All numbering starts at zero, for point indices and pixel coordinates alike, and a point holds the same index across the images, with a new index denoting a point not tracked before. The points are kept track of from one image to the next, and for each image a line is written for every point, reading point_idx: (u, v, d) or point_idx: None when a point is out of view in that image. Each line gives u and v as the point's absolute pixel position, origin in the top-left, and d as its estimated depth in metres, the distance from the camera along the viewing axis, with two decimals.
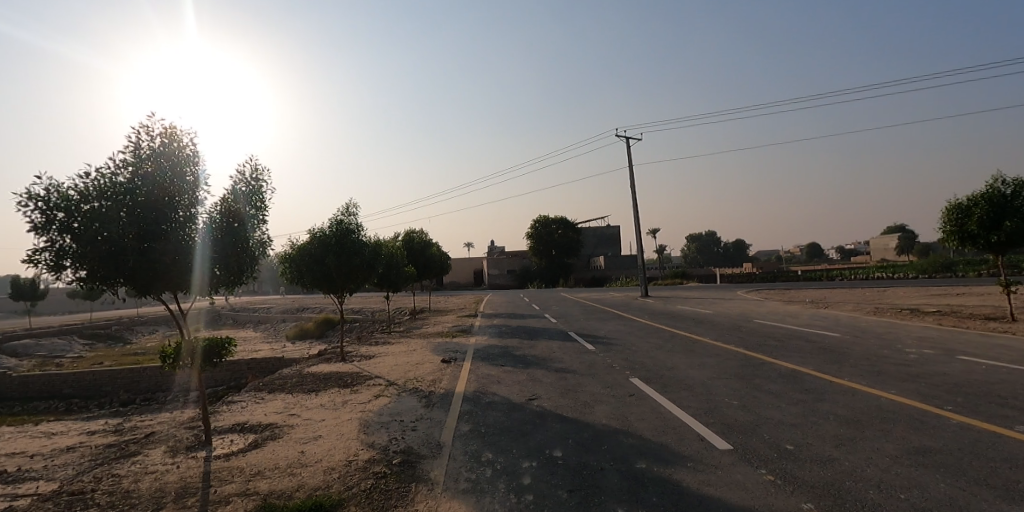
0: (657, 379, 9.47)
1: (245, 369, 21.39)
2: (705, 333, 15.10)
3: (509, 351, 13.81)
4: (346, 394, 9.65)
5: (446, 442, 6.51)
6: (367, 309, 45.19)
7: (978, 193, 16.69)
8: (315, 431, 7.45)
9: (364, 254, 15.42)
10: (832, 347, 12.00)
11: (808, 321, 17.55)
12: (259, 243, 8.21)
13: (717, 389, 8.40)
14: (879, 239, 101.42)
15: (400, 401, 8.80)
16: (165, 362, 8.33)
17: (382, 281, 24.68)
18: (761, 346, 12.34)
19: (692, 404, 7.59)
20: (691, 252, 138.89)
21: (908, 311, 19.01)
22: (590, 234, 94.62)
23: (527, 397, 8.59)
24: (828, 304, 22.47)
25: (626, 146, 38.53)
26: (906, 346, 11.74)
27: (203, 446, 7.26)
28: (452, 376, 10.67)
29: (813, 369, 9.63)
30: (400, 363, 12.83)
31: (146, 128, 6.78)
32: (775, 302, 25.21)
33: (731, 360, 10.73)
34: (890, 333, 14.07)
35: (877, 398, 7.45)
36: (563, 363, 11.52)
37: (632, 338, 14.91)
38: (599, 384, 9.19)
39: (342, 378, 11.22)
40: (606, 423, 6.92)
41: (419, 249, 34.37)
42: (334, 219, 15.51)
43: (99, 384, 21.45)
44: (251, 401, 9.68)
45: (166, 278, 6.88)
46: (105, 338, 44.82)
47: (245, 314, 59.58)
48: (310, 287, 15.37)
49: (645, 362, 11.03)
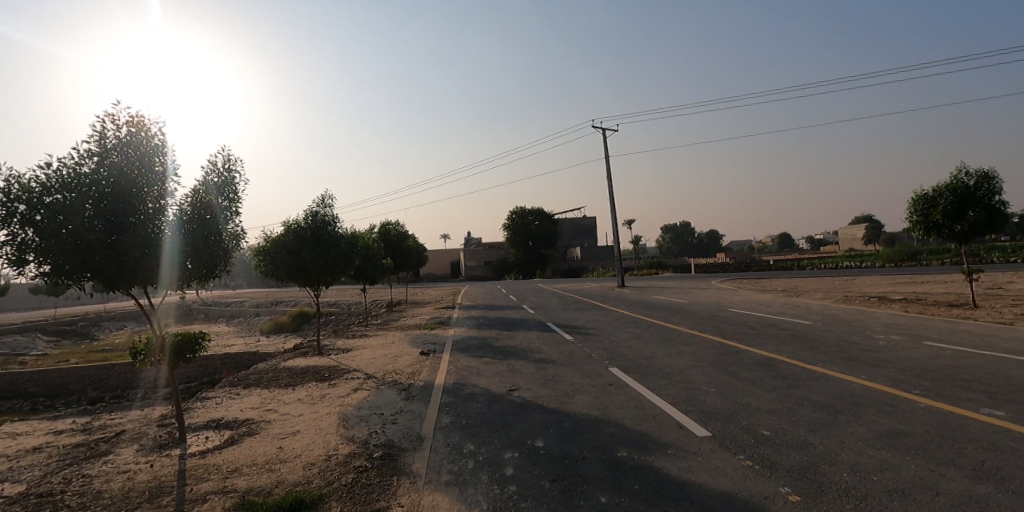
0: (636, 368, 9.59)
1: (219, 365, 20.97)
2: (682, 322, 15.37)
3: (488, 342, 13.84)
4: (324, 388, 9.52)
5: (428, 435, 6.48)
6: (344, 302, 44.73)
7: (942, 184, 17.24)
8: (293, 426, 7.33)
9: (341, 246, 15.20)
10: (805, 335, 12.35)
11: (781, 309, 18.01)
12: (232, 235, 8.00)
13: (695, 377, 8.55)
14: (847, 230, 104.37)
15: (379, 394, 8.72)
16: (135, 359, 8.07)
17: (359, 274, 24.39)
18: (736, 334, 12.62)
19: (670, 392, 7.73)
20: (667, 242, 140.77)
21: (876, 298, 19.66)
22: (567, 225, 94.97)
23: (507, 388, 8.60)
24: (800, 293, 23.09)
25: (603, 138, 38.69)
26: (875, 333, 12.15)
27: (177, 444, 7.09)
28: (432, 368, 10.64)
29: (787, 356, 9.89)
30: (379, 356, 12.72)
31: (112, 116, 6.49)
32: (749, 291, 25.80)
33: (707, 349, 10.93)
34: (859, 320, 14.51)
35: (849, 383, 7.68)
36: (543, 354, 11.57)
37: (610, 328, 15.06)
38: (579, 374, 9.26)
39: (319, 372, 11.07)
40: (587, 412, 6.99)
41: (396, 241, 34.05)
42: (310, 211, 15.21)
43: (65, 382, 20.77)
44: (225, 397, 9.47)
45: (136, 273, 6.66)
46: (71, 334, 43.39)
47: (217, 308, 58.34)
48: (285, 281, 15.08)
49: (624, 351, 11.17)
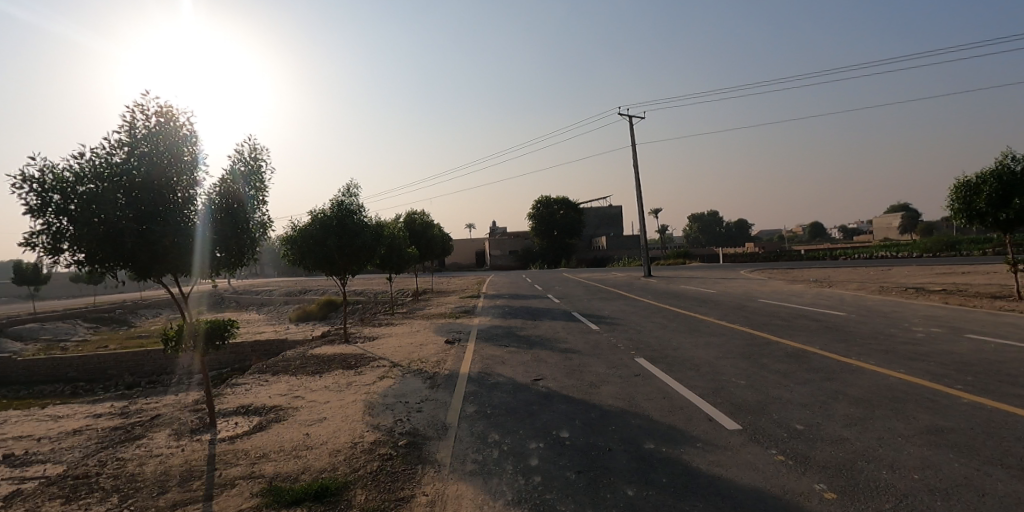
0: (663, 358, 9.41)
1: (249, 352, 21.49)
2: (709, 313, 15.06)
3: (513, 332, 13.80)
4: (351, 376, 9.61)
5: (452, 424, 6.47)
6: (371, 291, 45.39)
7: (986, 170, 16.39)
8: (319, 413, 7.42)
9: (366, 235, 15.29)
10: (838, 326, 11.95)
11: (813, 300, 17.51)
12: (259, 224, 8.08)
13: (724, 369, 8.35)
14: (882, 219, 101.01)
15: (404, 383, 8.76)
16: (168, 345, 8.22)
17: (384, 263, 24.60)
18: (766, 325, 12.29)
19: (699, 384, 7.55)
20: (694, 232, 138.49)
21: (913, 289, 18.92)
22: (591, 215, 94.15)
23: (532, 377, 8.53)
24: (833, 284, 22.43)
25: (630, 124, 38.09)
26: (914, 325, 11.67)
27: (207, 429, 7.24)
28: (457, 357, 10.65)
29: (820, 348, 9.57)
30: (404, 345, 12.80)
31: (141, 107, 6.56)
32: (779, 282, 25.19)
33: (736, 340, 10.67)
34: (896, 312, 13.96)
35: (886, 377, 7.38)
36: (568, 343, 11.46)
37: (636, 318, 14.85)
38: (604, 364, 9.13)
39: (346, 360, 11.19)
40: (613, 403, 6.87)
41: (421, 231, 34.24)
42: (335, 200, 15.32)
43: (104, 367, 21.55)
44: (254, 384, 9.64)
45: (165, 262, 6.77)
46: (110, 321, 45.06)
47: (248, 297, 59.81)
48: (311, 269, 15.27)
49: (650, 342, 10.99)
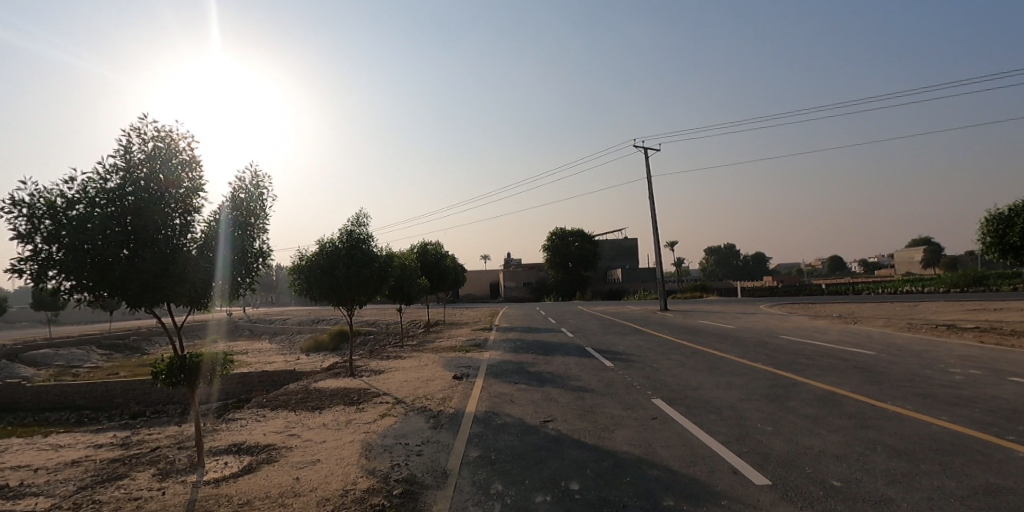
0: (681, 400, 8.83)
1: (256, 382, 21.34)
2: (729, 350, 14.38)
3: (523, 367, 13.28)
4: (351, 412, 9.16)
5: (453, 470, 5.97)
6: (382, 321, 45.12)
7: (1018, 204, 15.70)
8: (313, 454, 6.97)
9: (375, 266, 15.03)
10: (868, 366, 11.22)
11: (838, 337, 16.71)
12: (258, 253, 7.84)
13: (748, 413, 7.75)
14: (904, 253, 98.87)
15: (406, 422, 8.30)
16: (157, 378, 7.69)
17: (394, 293, 24.33)
18: (790, 365, 11.61)
19: (721, 429, 6.97)
20: (710, 265, 136.92)
21: (944, 327, 18.00)
22: (606, 246, 93.65)
23: (541, 419, 8.01)
24: (858, 320, 21.52)
25: (645, 156, 38.02)
26: (950, 366, 10.91)
27: (194, 469, 6.87)
28: (463, 394, 10.17)
29: (851, 391, 8.90)
30: (409, 379, 12.35)
31: (138, 133, 6.50)
32: (802, 317, 24.30)
33: (759, 380, 10.03)
34: (929, 351, 13.18)
35: (928, 426, 6.73)
36: (580, 381, 10.90)
37: (651, 354, 14.23)
38: (619, 404, 8.57)
39: (348, 394, 10.77)
40: (628, 450, 6.33)
41: (434, 261, 34.07)
42: (345, 230, 15.18)
43: (111, 395, 21.36)
44: (251, 419, 9.25)
45: (155, 291, 6.52)
46: (124, 348, 45.27)
47: (262, 326, 59.89)
48: (319, 300, 14.98)
49: (668, 381, 10.39)
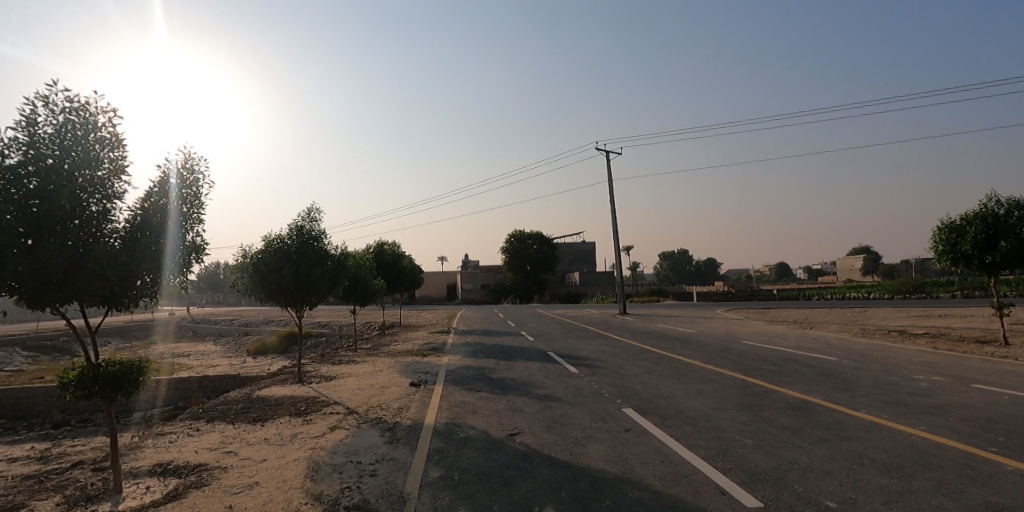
0: (653, 409, 8.42)
1: (196, 388, 19.99)
2: (694, 355, 14.21)
3: (485, 373, 12.65)
4: (298, 425, 8.26)
5: (411, 494, 5.27)
6: (336, 323, 43.43)
7: (970, 213, 16.30)
8: (250, 477, 6.10)
9: (327, 266, 14.07)
10: (834, 373, 11.19)
11: (798, 342, 16.86)
12: (190, 247, 6.84)
13: (724, 423, 7.40)
14: (847, 261, 103.95)
15: (359, 436, 7.50)
16: (64, 392, 5.97)
17: (348, 295, 23.18)
18: (757, 371, 11.46)
19: (700, 443, 6.56)
20: (665, 270, 140.08)
21: (896, 332, 18.54)
22: (566, 250, 94.17)
23: (507, 431, 7.41)
24: (813, 325, 21.99)
25: (607, 160, 38.13)
26: (912, 372, 10.97)
27: (109, 496, 5.87)
28: (421, 403, 9.44)
29: (823, 399, 8.73)
30: (363, 387, 11.48)
31: (45, 101, 5.46)
32: (759, 322, 24.72)
33: (730, 387, 9.76)
34: (887, 357, 13.37)
35: (909, 438, 6.51)
36: (546, 389, 10.38)
37: (616, 360, 13.86)
38: (589, 415, 8.07)
39: (295, 404, 9.83)
40: (604, 467, 5.82)
41: (391, 261, 32.95)
42: (295, 225, 14.13)
43: (30, 403, 19.34)
44: (182, 433, 8.20)
45: (60, 289, 5.48)
46: (50, 350, 41.76)
47: (207, 326, 56.70)
48: (264, 301, 13.88)
49: (637, 389, 9.99)
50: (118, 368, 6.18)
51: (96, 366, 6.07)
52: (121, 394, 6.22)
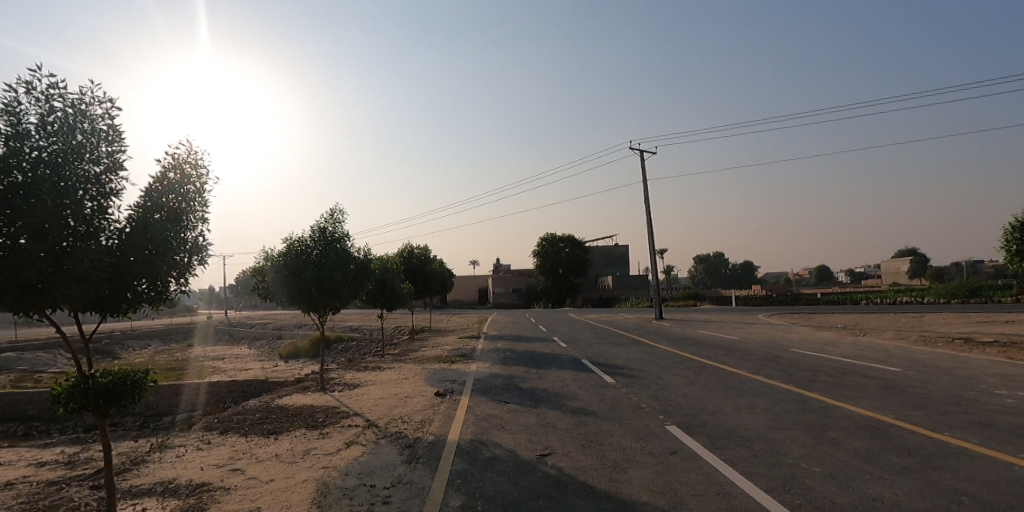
0: (700, 427, 7.55)
1: (225, 393, 19.94)
2: (739, 364, 13.15)
3: (514, 382, 11.93)
4: (312, 440, 7.72)
5: None
6: (366, 327, 43.45)
7: None
8: (253, 500, 5.55)
9: (349, 269, 13.63)
10: (901, 386, 10.02)
11: (853, 350, 15.52)
12: (193, 246, 6.30)
13: (785, 446, 6.49)
14: (893, 263, 99.02)
15: (376, 453, 6.90)
16: (56, 406, 5.47)
17: (376, 299, 22.83)
18: (813, 384, 10.38)
19: (759, 470, 5.68)
20: (699, 273, 136.54)
21: (962, 340, 16.95)
22: (597, 253, 92.54)
23: (537, 451, 6.69)
24: (866, 331, 20.45)
25: (642, 159, 36.80)
26: (994, 387, 9.71)
27: None
28: (445, 416, 8.79)
29: (895, 418, 7.70)
30: (385, 396, 10.93)
31: (30, 89, 5.09)
32: (805, 328, 23.21)
33: (785, 403, 8.77)
34: (959, 368, 12.01)
35: (1014, 470, 5.49)
36: (580, 401, 9.59)
37: (655, 369, 12.91)
38: (629, 433, 7.27)
39: (312, 416, 9.33)
40: (650, 499, 5.04)
41: (419, 265, 32.58)
42: (317, 227, 13.74)
43: None
44: (191, 446, 7.77)
45: (43, 293, 5.06)
46: (94, 352, 43.10)
47: (242, 330, 57.77)
48: (287, 305, 13.55)
49: (680, 403, 9.11)
50: (109, 380, 5.56)
51: (86, 378, 5.48)
52: (114, 408, 5.62)
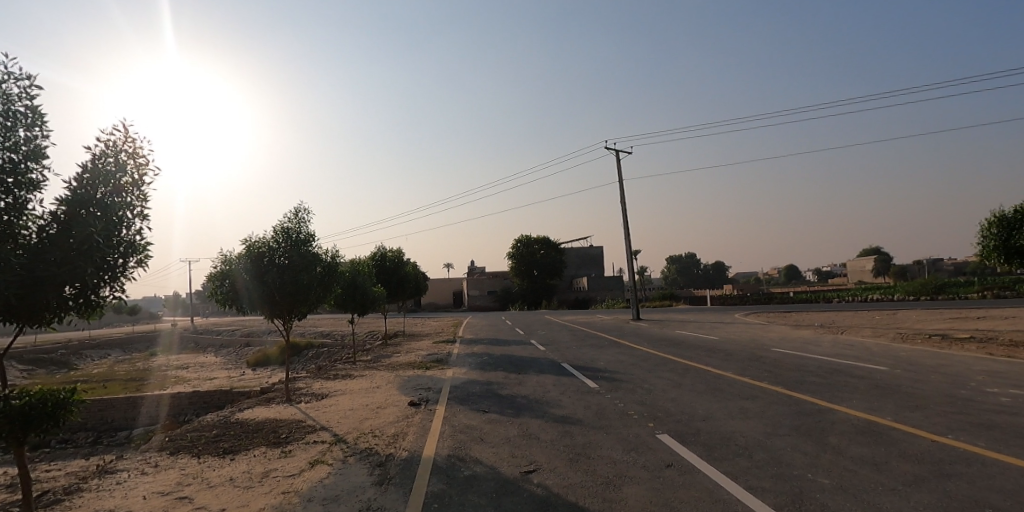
0: (694, 435, 7.09)
1: (185, 405, 18.76)
2: (724, 366, 12.84)
3: (493, 389, 11.34)
4: (272, 460, 6.96)
5: None
6: (338, 332, 42.23)
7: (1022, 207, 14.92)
8: None
9: (315, 271, 12.88)
10: (892, 386, 9.79)
11: (835, 349, 15.41)
12: (130, 245, 5.45)
13: (786, 455, 6.08)
14: (859, 262, 101.84)
15: (343, 474, 6.22)
16: None
17: (347, 303, 21.96)
18: (803, 385, 10.08)
19: (764, 485, 5.22)
20: (673, 274, 138.24)
21: (938, 337, 17.06)
22: (573, 255, 92.58)
23: (522, 467, 6.11)
24: (844, 329, 20.50)
25: (619, 159, 36.55)
26: (982, 385, 9.56)
27: None
28: (420, 429, 8.14)
29: (893, 420, 7.38)
30: (355, 408, 10.18)
31: None
32: (783, 326, 23.23)
33: (778, 406, 8.40)
34: (942, 365, 11.91)
35: None
36: (564, 409, 9.06)
37: (638, 372, 12.47)
38: (619, 444, 6.76)
39: (275, 431, 8.54)
40: None
41: (393, 268, 31.71)
42: (281, 227, 12.92)
43: None
44: (134, 471, 6.94)
45: None
46: (48, 363, 40.84)
47: (208, 337, 55.68)
48: (248, 311, 12.70)
49: (669, 408, 8.66)
50: (24, 402, 4.76)
51: None
52: (32, 434, 4.83)
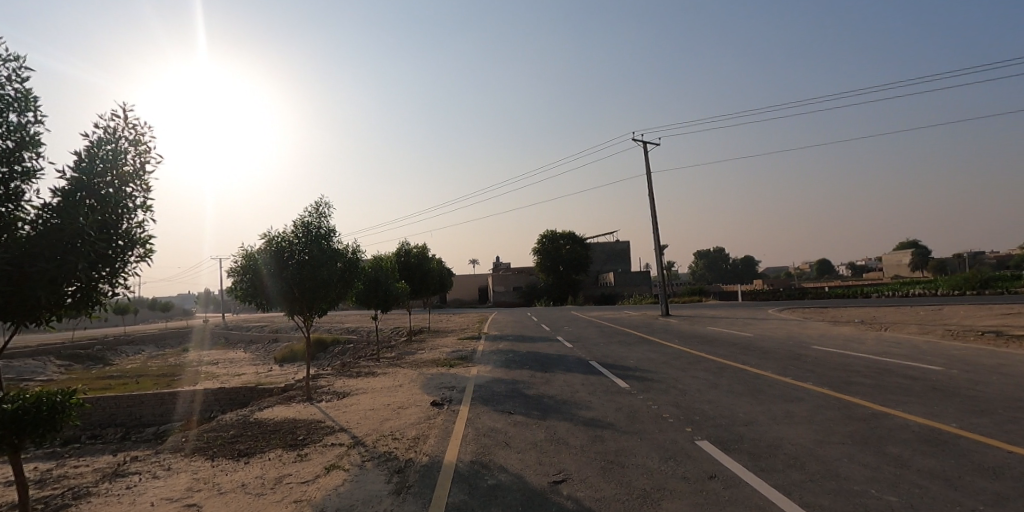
0: (736, 442, 6.52)
1: (211, 401, 18.84)
2: (762, 365, 12.11)
3: (519, 389, 10.89)
4: (287, 464, 6.66)
5: None
6: (363, 328, 42.41)
7: None
8: None
9: (335, 267, 12.62)
10: (951, 388, 8.98)
11: (881, 347, 14.48)
12: (130, 237, 5.17)
13: (843, 467, 5.47)
14: (896, 256, 97.98)
15: (360, 481, 5.86)
16: None
17: (369, 300, 21.79)
18: (852, 386, 9.34)
19: (823, 502, 4.64)
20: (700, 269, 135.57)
21: (993, 334, 15.91)
22: (598, 250, 91.47)
23: (550, 477, 5.64)
24: (888, 326, 19.37)
25: (646, 151, 35.51)
26: None
27: None
28: (442, 431, 7.75)
29: (960, 427, 6.66)
30: (376, 408, 9.85)
31: None
32: (821, 323, 22.18)
33: (827, 410, 7.72)
34: (1005, 365, 10.96)
35: None
36: (593, 411, 8.56)
37: (671, 371, 11.85)
38: (656, 452, 6.23)
39: (292, 433, 8.26)
40: None
41: (416, 264, 31.50)
42: (301, 222, 12.66)
43: None
44: (146, 475, 6.72)
45: None
46: (85, 359, 42.07)
47: (238, 334, 56.72)
48: (268, 308, 12.54)
49: (706, 411, 8.07)
50: (16, 406, 4.72)
51: None
52: (27, 439, 4.80)
